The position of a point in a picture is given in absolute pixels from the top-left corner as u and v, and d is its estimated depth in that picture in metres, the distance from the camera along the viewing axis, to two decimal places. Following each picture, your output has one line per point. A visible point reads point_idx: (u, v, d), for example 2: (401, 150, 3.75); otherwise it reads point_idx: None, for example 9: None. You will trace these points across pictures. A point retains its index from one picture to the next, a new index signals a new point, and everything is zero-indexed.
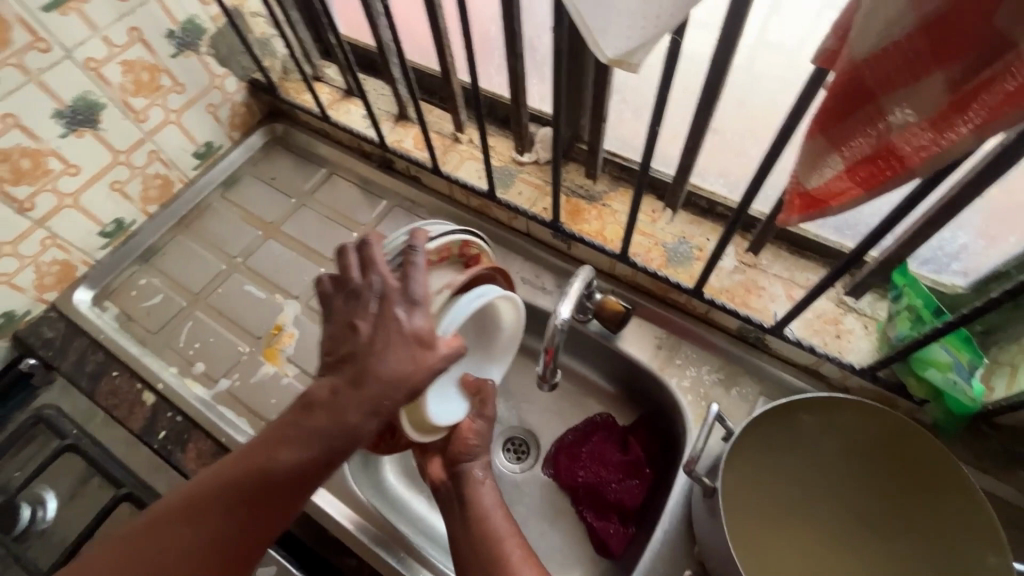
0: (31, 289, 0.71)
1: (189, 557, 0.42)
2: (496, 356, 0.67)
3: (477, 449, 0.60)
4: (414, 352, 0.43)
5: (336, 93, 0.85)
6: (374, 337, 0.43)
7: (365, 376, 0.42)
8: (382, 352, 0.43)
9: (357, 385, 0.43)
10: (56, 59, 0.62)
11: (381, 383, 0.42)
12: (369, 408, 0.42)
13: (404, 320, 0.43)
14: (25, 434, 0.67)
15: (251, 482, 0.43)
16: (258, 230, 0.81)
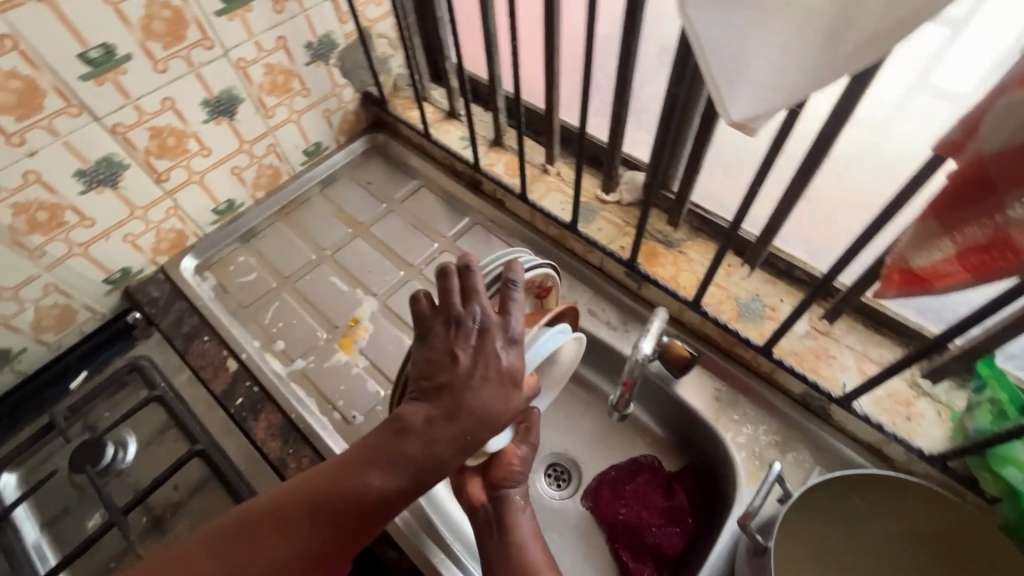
0: (148, 250, 0.79)
1: (284, 563, 0.46)
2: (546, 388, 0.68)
3: (520, 476, 0.61)
4: (506, 393, 0.48)
5: (439, 114, 0.92)
6: (473, 371, 0.47)
7: (459, 408, 0.46)
8: (484, 387, 0.47)
9: (451, 410, 0.47)
10: (214, 56, 0.70)
11: (470, 416, 0.47)
12: (455, 434, 0.47)
13: (503, 360, 0.48)
14: (120, 379, 0.74)
15: (343, 503, 0.47)
16: (349, 228, 0.88)
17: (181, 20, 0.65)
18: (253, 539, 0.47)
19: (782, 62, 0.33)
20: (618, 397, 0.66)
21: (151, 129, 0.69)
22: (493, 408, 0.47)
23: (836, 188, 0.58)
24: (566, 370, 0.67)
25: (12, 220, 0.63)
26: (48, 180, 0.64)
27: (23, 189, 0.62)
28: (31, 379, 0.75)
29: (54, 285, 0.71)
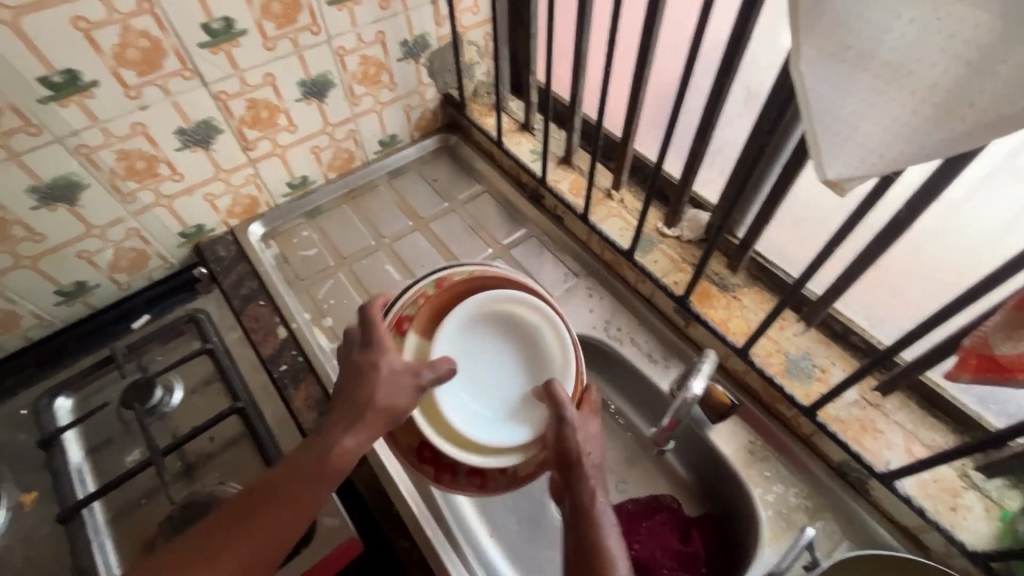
0: (223, 212, 0.83)
1: None
2: (557, 359, 0.61)
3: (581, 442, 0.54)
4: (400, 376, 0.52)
5: (513, 125, 0.94)
6: (359, 373, 0.52)
7: (358, 403, 0.51)
8: (369, 383, 0.51)
9: (353, 403, 0.51)
10: (318, 42, 0.74)
11: (372, 397, 0.51)
12: (360, 424, 0.50)
13: (384, 357, 0.53)
14: (177, 328, 0.78)
15: (262, 506, 0.48)
16: (409, 220, 0.90)
17: (297, 5, 0.69)
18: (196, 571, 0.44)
19: (897, 130, 0.33)
20: (658, 433, 0.65)
21: (249, 100, 0.74)
22: (386, 391, 0.51)
23: (914, 261, 0.57)
24: (553, 328, 0.61)
25: (114, 164, 0.68)
26: (152, 134, 0.68)
27: (128, 139, 0.67)
28: (98, 312, 0.79)
29: (136, 230, 0.75)
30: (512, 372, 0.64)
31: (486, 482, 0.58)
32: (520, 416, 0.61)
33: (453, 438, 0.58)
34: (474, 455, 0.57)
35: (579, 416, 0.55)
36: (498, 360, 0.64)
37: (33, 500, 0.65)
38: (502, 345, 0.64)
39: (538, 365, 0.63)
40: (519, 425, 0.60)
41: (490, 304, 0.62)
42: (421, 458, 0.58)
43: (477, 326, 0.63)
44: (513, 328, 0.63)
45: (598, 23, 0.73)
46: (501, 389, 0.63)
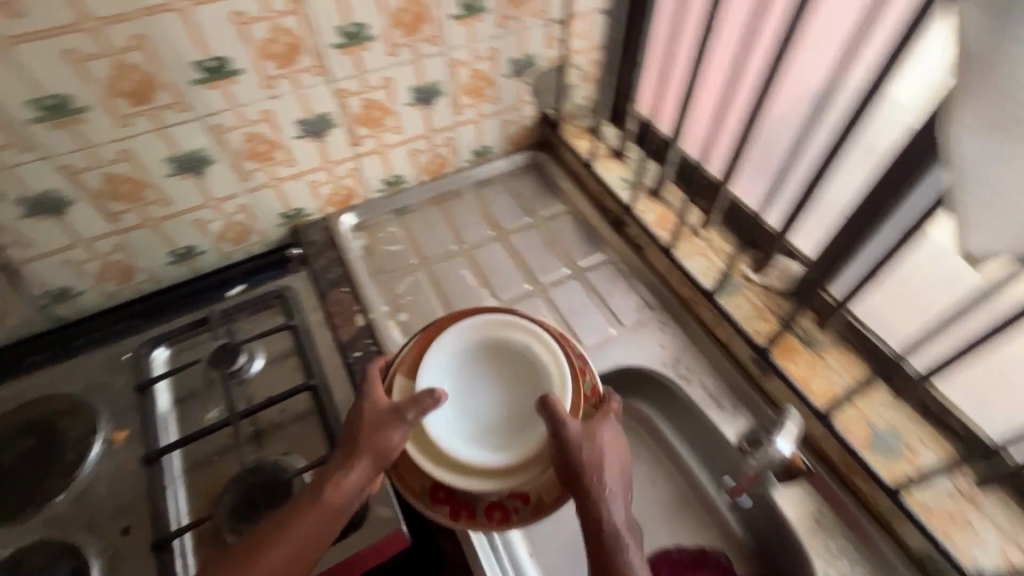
0: (322, 200, 0.88)
1: None
2: (552, 374, 0.64)
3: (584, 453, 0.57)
4: (389, 420, 0.60)
5: (605, 151, 0.95)
6: (355, 419, 0.61)
7: (356, 447, 0.59)
8: (364, 423, 0.60)
9: (351, 444, 0.59)
10: (436, 52, 0.78)
11: (366, 439, 0.59)
12: (358, 462, 0.58)
13: (374, 404, 0.61)
14: (267, 302, 0.83)
15: (277, 537, 0.54)
16: (491, 230, 0.92)
17: (423, 16, 0.73)
18: None
19: None
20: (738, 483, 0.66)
21: (365, 100, 0.78)
22: (382, 425, 0.59)
23: None
24: (545, 346, 0.66)
25: (240, 145, 0.74)
26: (276, 121, 0.74)
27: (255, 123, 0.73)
28: (201, 277, 0.86)
29: (246, 206, 0.81)
30: (512, 392, 0.67)
31: (507, 514, 0.61)
32: (526, 435, 0.63)
33: (463, 468, 0.61)
34: (491, 488, 0.60)
35: (582, 429, 0.58)
36: (494, 384, 0.67)
37: (123, 438, 0.71)
38: (497, 370, 0.68)
39: (534, 383, 0.66)
40: (525, 443, 0.62)
41: (473, 331, 0.68)
42: (435, 499, 0.61)
43: (464, 353, 0.68)
44: (507, 352, 0.68)
45: (715, 73, 0.73)
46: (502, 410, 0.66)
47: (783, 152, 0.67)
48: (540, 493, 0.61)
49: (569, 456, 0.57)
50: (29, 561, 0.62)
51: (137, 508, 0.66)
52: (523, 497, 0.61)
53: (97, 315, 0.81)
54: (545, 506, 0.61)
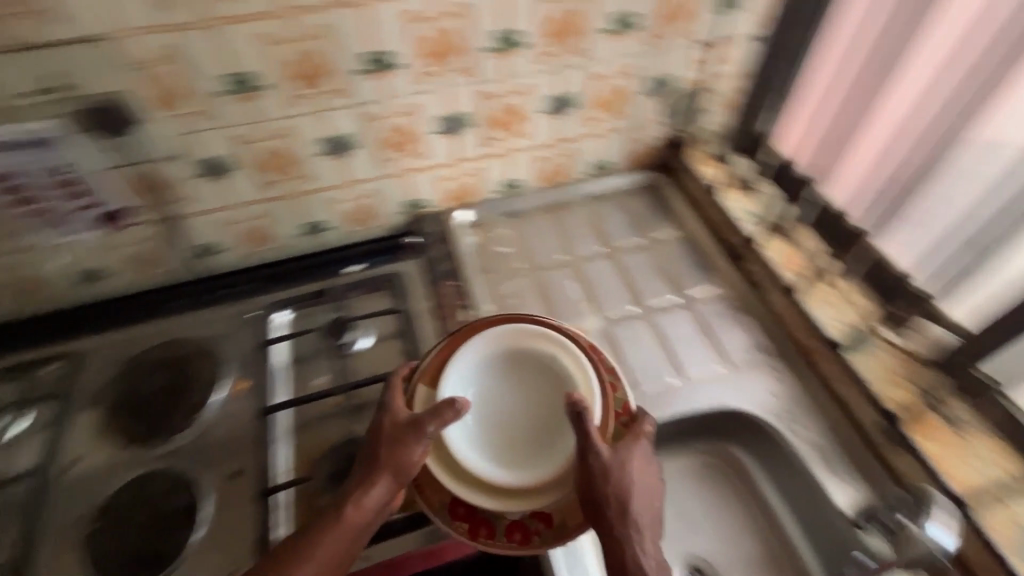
0: (442, 194, 0.90)
1: None
2: (580, 384, 0.67)
3: (619, 474, 0.60)
4: (409, 436, 0.62)
5: (731, 181, 0.91)
6: (376, 434, 0.64)
7: (379, 461, 0.62)
8: (384, 436, 0.63)
9: (375, 457, 0.63)
10: (580, 64, 0.79)
11: (388, 453, 0.62)
12: (382, 477, 0.62)
13: (394, 419, 0.64)
14: (380, 284, 0.87)
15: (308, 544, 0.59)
16: (602, 247, 0.91)
17: (574, 27, 0.74)
18: None
19: None
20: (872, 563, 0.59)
21: (503, 103, 0.80)
22: (399, 440, 0.62)
23: None
24: (575, 362, 0.67)
25: (383, 133, 0.78)
26: (419, 113, 0.77)
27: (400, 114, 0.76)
28: (325, 252, 0.90)
29: (375, 191, 0.85)
30: (535, 405, 0.69)
31: (530, 537, 0.62)
32: (550, 449, 0.66)
33: (489, 484, 0.63)
34: (515, 508, 0.62)
35: (611, 451, 0.61)
36: (519, 396, 0.70)
37: (244, 389, 0.77)
38: (521, 382, 0.71)
39: (557, 395, 0.69)
40: (549, 457, 0.65)
41: (496, 343, 0.70)
42: (454, 515, 0.63)
43: (488, 364, 0.70)
44: (532, 363, 0.70)
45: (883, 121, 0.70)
46: (524, 421, 0.69)
47: (950, 217, 0.64)
48: (564, 515, 0.63)
49: (595, 479, 0.60)
50: (154, 485, 0.69)
51: (246, 454, 0.71)
52: (546, 519, 0.62)
53: (230, 272, 0.86)
54: (569, 530, 0.62)
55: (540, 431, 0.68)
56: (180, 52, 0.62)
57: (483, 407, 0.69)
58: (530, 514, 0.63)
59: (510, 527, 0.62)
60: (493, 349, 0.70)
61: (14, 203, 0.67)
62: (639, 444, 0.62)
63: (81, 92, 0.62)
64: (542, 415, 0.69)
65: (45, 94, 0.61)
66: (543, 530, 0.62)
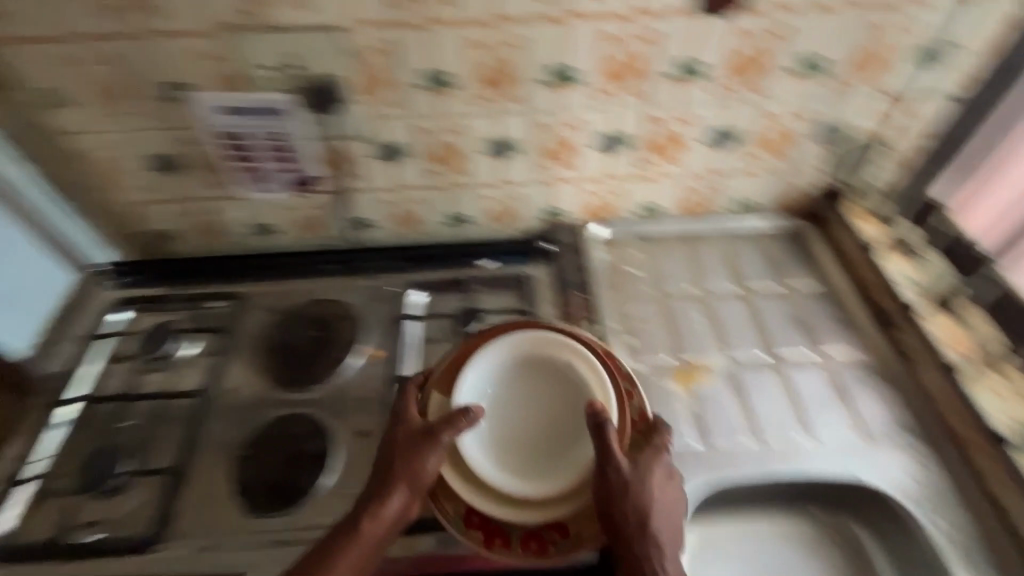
0: (580, 207, 0.91)
1: None
2: (597, 392, 0.69)
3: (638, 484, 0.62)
4: (423, 443, 0.66)
5: (889, 242, 0.87)
6: (391, 440, 0.67)
7: (395, 468, 0.65)
8: (401, 444, 0.66)
9: (393, 462, 0.66)
10: (756, 100, 0.78)
11: (404, 457, 0.65)
12: (401, 483, 0.64)
13: (407, 426, 0.68)
14: (509, 284, 0.90)
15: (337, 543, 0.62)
16: (736, 288, 0.88)
17: (762, 65, 0.74)
18: None
19: None
20: None
21: (668, 128, 0.80)
22: (413, 450, 0.65)
23: None
24: (591, 370, 0.70)
25: (546, 142, 0.81)
26: (585, 127, 0.80)
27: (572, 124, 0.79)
28: (462, 245, 0.94)
29: (521, 195, 0.88)
30: (549, 415, 0.73)
31: (546, 547, 0.65)
32: (568, 457, 0.71)
33: (508, 495, 0.67)
34: (531, 519, 0.65)
35: (631, 466, 0.63)
36: (534, 404, 0.74)
37: (379, 358, 0.83)
38: (535, 392, 0.75)
39: (573, 405, 0.73)
40: (566, 465, 0.69)
41: (510, 354, 0.73)
42: (469, 524, 0.66)
43: (501, 373, 0.74)
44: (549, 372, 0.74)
45: None
46: (538, 429, 0.73)
47: None
48: (580, 527, 0.66)
49: (615, 489, 0.62)
50: (296, 427, 0.76)
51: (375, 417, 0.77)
52: (562, 530, 0.66)
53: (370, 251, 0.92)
54: (586, 541, 0.65)
55: (554, 439, 0.73)
56: (394, 48, 0.69)
57: (499, 419, 0.73)
58: (547, 525, 0.66)
59: (524, 537, 0.66)
60: (506, 356, 0.74)
61: (235, 156, 0.79)
62: (659, 452, 0.65)
63: (307, 73, 0.71)
64: (557, 423, 0.73)
65: (279, 70, 0.71)
66: (559, 541, 0.65)
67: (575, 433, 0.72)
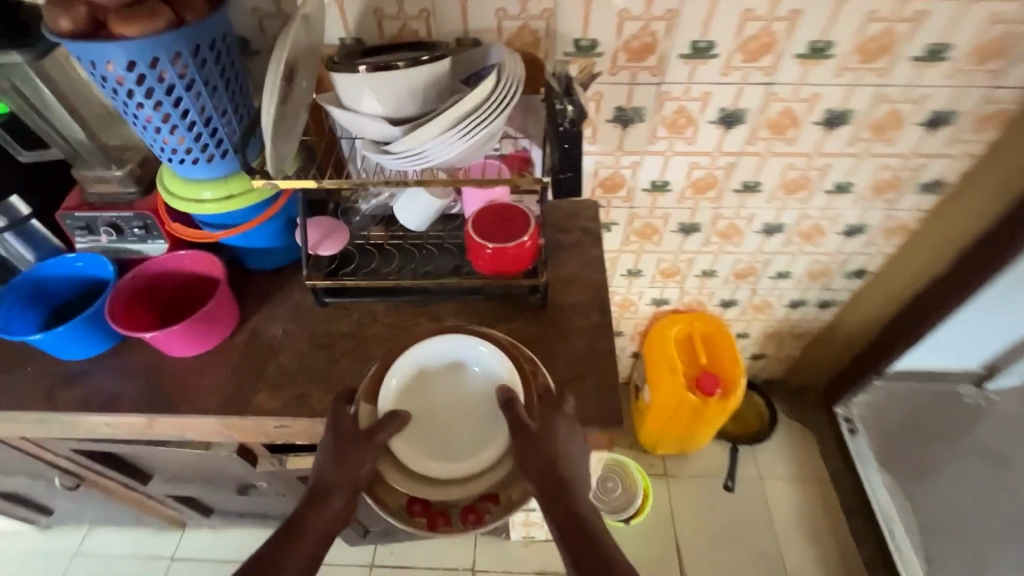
0: None
1: (318, 548, 0.64)
2: (507, 370, 0.72)
3: (573, 438, 0.67)
4: (365, 441, 0.66)
5: None
6: (337, 434, 0.68)
7: (346, 457, 0.66)
8: (339, 450, 0.67)
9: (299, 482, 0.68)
10: None
11: (351, 446, 0.66)
12: (320, 488, 0.65)
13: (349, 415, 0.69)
14: None
15: (311, 502, 0.66)
16: None
17: None
18: (290, 547, 0.63)
19: None
20: None
21: None
22: (356, 447, 0.66)
23: None
24: (499, 361, 0.72)
25: None
26: None
27: None
28: None
29: None
30: (467, 410, 0.74)
31: (482, 514, 0.66)
32: (468, 440, 0.71)
33: (440, 479, 0.69)
34: (475, 491, 0.67)
35: (552, 425, 0.67)
36: (456, 398, 0.75)
37: None
38: (435, 396, 0.75)
39: (471, 394, 0.75)
40: (484, 446, 0.70)
41: (420, 361, 0.74)
42: (411, 510, 0.66)
43: (423, 375, 0.75)
44: (459, 373, 0.76)
45: None
46: (433, 426, 0.73)
47: None
48: (509, 494, 0.67)
49: (527, 447, 0.64)
50: None
51: None
52: (491, 497, 0.67)
53: None
54: (513, 503, 0.66)
55: (458, 444, 0.71)
56: None
57: (425, 420, 0.73)
58: (481, 496, 0.67)
59: (464, 511, 0.66)
60: (425, 359, 0.75)
61: None
62: (560, 411, 0.68)
63: None
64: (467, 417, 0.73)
65: None
66: (492, 506, 0.66)
67: (489, 427, 0.72)
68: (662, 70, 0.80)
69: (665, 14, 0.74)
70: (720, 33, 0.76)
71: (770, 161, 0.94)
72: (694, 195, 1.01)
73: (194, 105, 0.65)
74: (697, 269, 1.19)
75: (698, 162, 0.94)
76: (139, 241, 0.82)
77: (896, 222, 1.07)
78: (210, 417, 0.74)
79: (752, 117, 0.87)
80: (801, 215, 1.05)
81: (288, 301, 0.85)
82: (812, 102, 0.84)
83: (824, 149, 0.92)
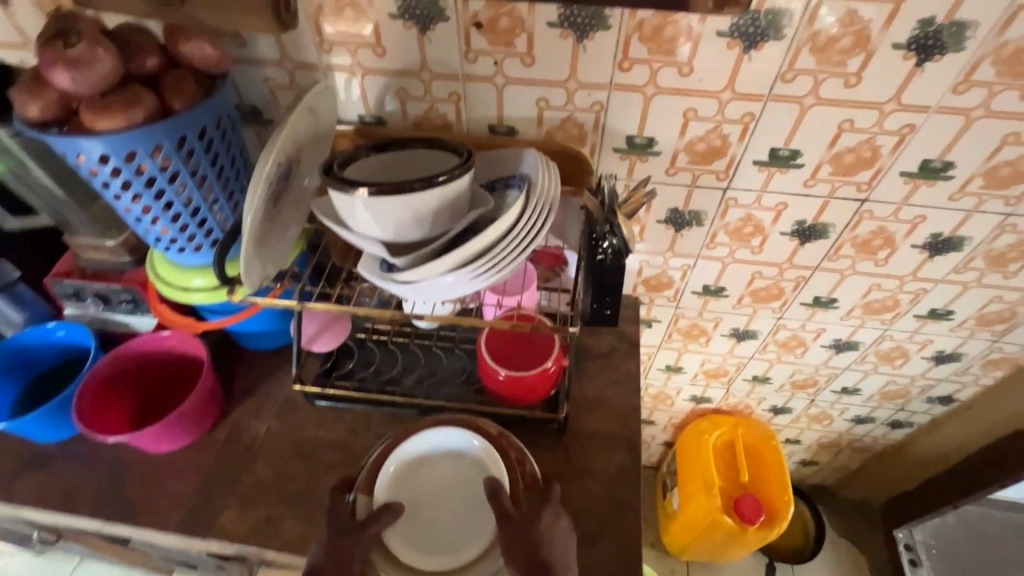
0: None
1: None
2: (493, 464, 0.62)
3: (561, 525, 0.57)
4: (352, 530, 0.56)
5: None
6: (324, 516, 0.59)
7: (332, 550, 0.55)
8: (333, 536, 0.57)
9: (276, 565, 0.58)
10: None
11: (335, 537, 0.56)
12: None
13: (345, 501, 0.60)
14: None
15: None
16: None
17: None
18: None
19: None
20: None
21: None
22: (349, 536, 0.56)
23: None
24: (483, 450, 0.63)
25: None
26: None
27: None
28: None
29: None
30: (452, 504, 0.63)
31: None
32: (454, 532, 0.61)
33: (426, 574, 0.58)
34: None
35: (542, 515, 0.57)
36: (446, 487, 0.64)
37: None
38: (427, 488, 0.64)
39: (458, 478, 0.65)
40: (468, 543, 0.60)
41: (411, 452, 0.64)
42: None
43: (417, 466, 0.65)
44: (450, 462, 0.65)
45: None
46: (422, 522, 0.62)
47: None
48: None
49: (512, 539, 0.55)
50: None
51: None
52: None
53: None
54: None
55: (446, 533, 0.61)
56: None
57: (410, 503, 0.63)
58: None
59: None
60: (417, 446, 0.65)
61: None
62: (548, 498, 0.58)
63: None
64: (450, 506, 0.63)
65: None
66: None
67: (474, 522, 0.62)
68: (732, 175, 0.67)
69: (742, 117, 0.61)
70: (811, 142, 0.62)
71: (852, 279, 0.79)
72: (753, 303, 0.86)
73: (178, 197, 0.56)
74: (748, 374, 1.03)
75: (762, 272, 0.80)
76: (128, 314, 0.75)
77: (1000, 355, 0.89)
78: (171, 535, 0.66)
79: (837, 233, 0.72)
80: (882, 336, 0.88)
81: (277, 393, 0.76)
82: (916, 224, 0.69)
83: (921, 274, 0.76)
